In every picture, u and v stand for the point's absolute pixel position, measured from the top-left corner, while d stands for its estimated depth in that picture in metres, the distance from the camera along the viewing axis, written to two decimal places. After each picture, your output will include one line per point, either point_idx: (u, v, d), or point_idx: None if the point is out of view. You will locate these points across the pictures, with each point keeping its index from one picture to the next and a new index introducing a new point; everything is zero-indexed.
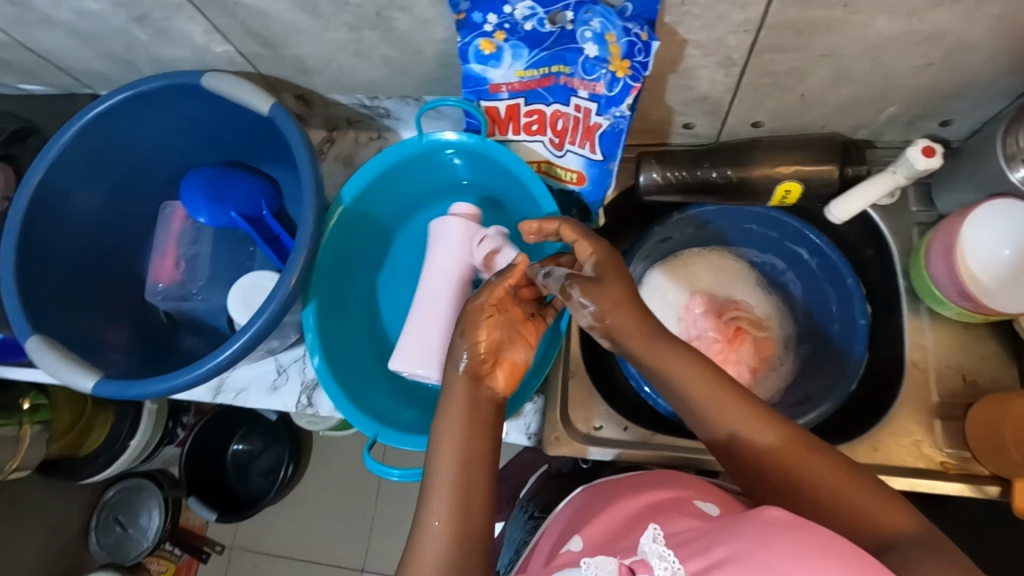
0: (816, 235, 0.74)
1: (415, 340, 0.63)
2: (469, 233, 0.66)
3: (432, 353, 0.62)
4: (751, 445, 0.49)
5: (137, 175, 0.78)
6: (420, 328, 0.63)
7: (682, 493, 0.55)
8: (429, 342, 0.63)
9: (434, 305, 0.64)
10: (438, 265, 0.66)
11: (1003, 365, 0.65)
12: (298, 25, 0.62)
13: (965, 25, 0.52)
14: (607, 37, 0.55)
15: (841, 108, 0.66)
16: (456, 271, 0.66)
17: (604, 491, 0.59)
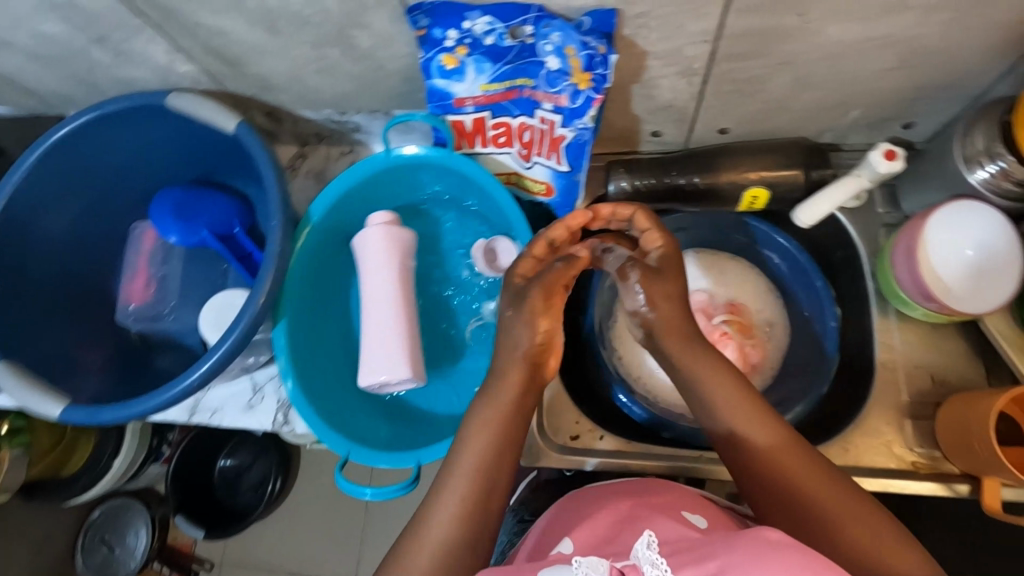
0: (783, 238, 0.75)
1: (374, 349, 0.63)
2: (391, 237, 0.65)
3: (397, 359, 0.62)
4: (753, 444, 0.52)
5: (108, 195, 0.77)
6: (377, 336, 0.63)
7: (672, 501, 0.56)
8: (391, 349, 0.62)
9: (384, 311, 0.64)
10: (371, 274, 0.65)
11: (971, 362, 0.66)
12: (260, 44, 0.62)
13: (915, 31, 0.53)
14: (567, 50, 0.55)
15: (803, 113, 0.67)
16: (389, 277, 0.65)
17: (594, 495, 0.60)
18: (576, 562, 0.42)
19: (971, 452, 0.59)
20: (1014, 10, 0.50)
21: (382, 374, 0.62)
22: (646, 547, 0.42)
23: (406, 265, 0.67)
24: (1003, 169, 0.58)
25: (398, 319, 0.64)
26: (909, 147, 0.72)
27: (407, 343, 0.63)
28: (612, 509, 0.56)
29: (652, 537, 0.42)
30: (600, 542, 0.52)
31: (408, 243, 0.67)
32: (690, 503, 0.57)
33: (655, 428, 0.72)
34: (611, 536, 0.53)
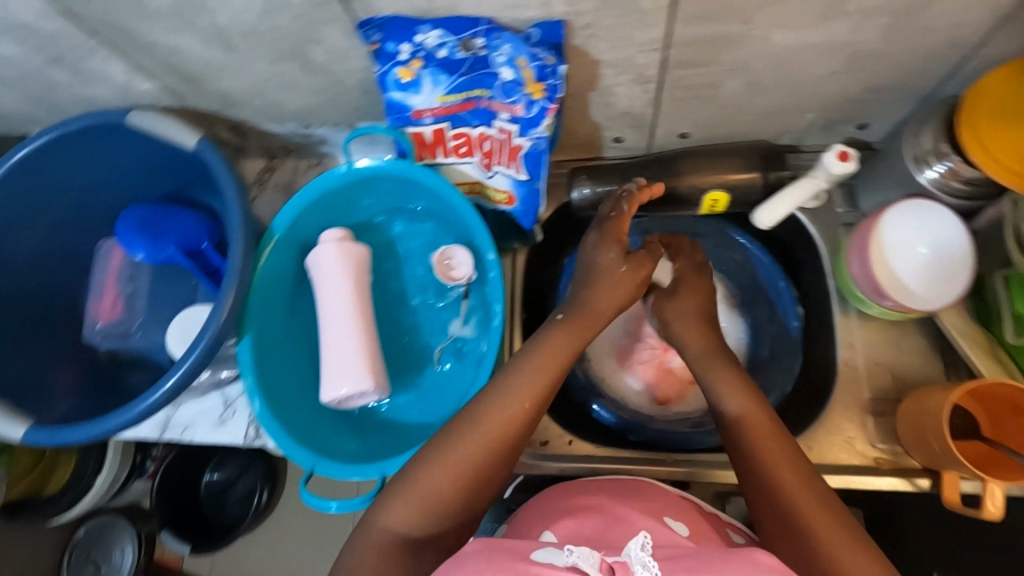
0: (745, 239, 0.79)
1: (334, 364, 0.64)
2: (343, 250, 0.67)
3: (357, 372, 0.63)
4: (738, 420, 0.56)
5: (74, 213, 0.77)
6: (336, 350, 0.64)
7: (656, 507, 0.57)
8: (351, 363, 0.63)
9: (342, 323, 0.65)
10: (327, 290, 0.66)
11: (929, 357, 0.67)
12: (216, 61, 0.63)
13: (857, 36, 0.54)
14: (518, 61, 0.56)
15: (759, 117, 0.68)
16: (344, 290, 0.66)
17: (574, 485, 0.60)
18: (569, 550, 0.44)
19: (928, 447, 0.60)
20: (952, 15, 0.51)
21: (345, 387, 0.63)
22: (639, 548, 0.44)
23: (360, 279, 0.67)
24: (952, 168, 0.60)
25: (355, 333, 0.65)
26: (867, 147, 0.73)
27: (366, 356, 0.64)
28: (593, 501, 0.57)
29: (647, 539, 0.44)
30: (584, 534, 0.53)
31: (362, 258, 0.68)
32: (672, 506, 0.58)
33: (622, 431, 0.73)
34: (597, 529, 0.53)
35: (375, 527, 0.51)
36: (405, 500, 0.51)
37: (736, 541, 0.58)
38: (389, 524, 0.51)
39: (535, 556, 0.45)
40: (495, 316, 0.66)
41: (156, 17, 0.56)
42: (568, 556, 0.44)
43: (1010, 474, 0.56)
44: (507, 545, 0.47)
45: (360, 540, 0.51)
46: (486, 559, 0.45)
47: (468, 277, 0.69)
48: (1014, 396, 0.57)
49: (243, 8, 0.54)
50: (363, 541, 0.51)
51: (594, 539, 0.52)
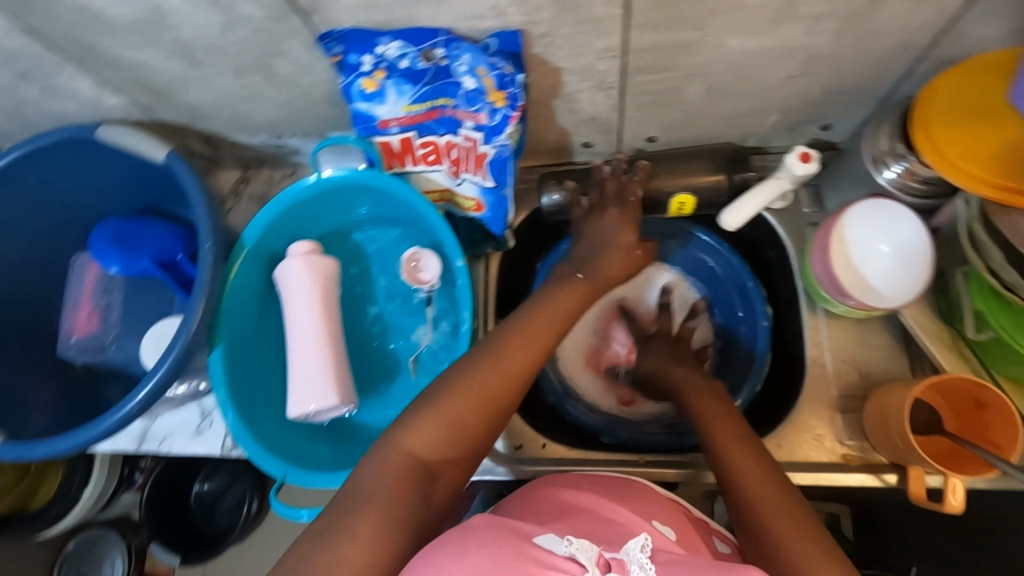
0: (708, 235, 0.80)
1: (302, 377, 0.64)
2: (312, 265, 0.67)
3: (325, 386, 0.63)
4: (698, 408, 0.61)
5: (46, 228, 0.77)
6: (303, 364, 0.64)
7: (650, 509, 0.53)
8: (318, 379, 0.64)
9: (311, 336, 0.65)
10: (294, 304, 0.66)
11: (895, 353, 0.68)
12: (183, 74, 0.64)
13: (810, 40, 0.55)
14: (478, 71, 0.57)
15: (723, 119, 0.69)
16: (314, 303, 0.66)
17: (564, 478, 0.57)
18: (569, 539, 0.43)
19: (892, 442, 0.61)
20: (899, 19, 0.52)
21: (311, 403, 0.63)
22: (638, 548, 0.43)
23: (328, 294, 0.68)
24: (908, 168, 0.61)
25: (321, 348, 0.65)
26: (831, 147, 0.74)
27: (333, 371, 0.65)
28: (580, 498, 0.52)
29: (647, 541, 0.44)
30: (575, 529, 0.48)
31: (329, 271, 0.69)
32: (666, 512, 0.54)
33: (595, 433, 0.75)
34: (588, 525, 0.48)
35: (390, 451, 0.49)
36: (423, 430, 0.49)
37: (721, 550, 0.55)
38: (411, 447, 0.49)
39: (537, 539, 0.44)
40: (464, 322, 0.67)
41: (120, 33, 0.57)
42: (565, 546, 0.43)
43: (972, 467, 0.57)
44: (512, 526, 0.45)
45: (378, 457, 0.48)
46: (491, 532, 0.43)
47: (431, 281, 0.70)
48: (974, 390, 0.58)
49: (205, 22, 0.55)
50: (380, 459, 0.48)
51: (587, 534, 0.47)
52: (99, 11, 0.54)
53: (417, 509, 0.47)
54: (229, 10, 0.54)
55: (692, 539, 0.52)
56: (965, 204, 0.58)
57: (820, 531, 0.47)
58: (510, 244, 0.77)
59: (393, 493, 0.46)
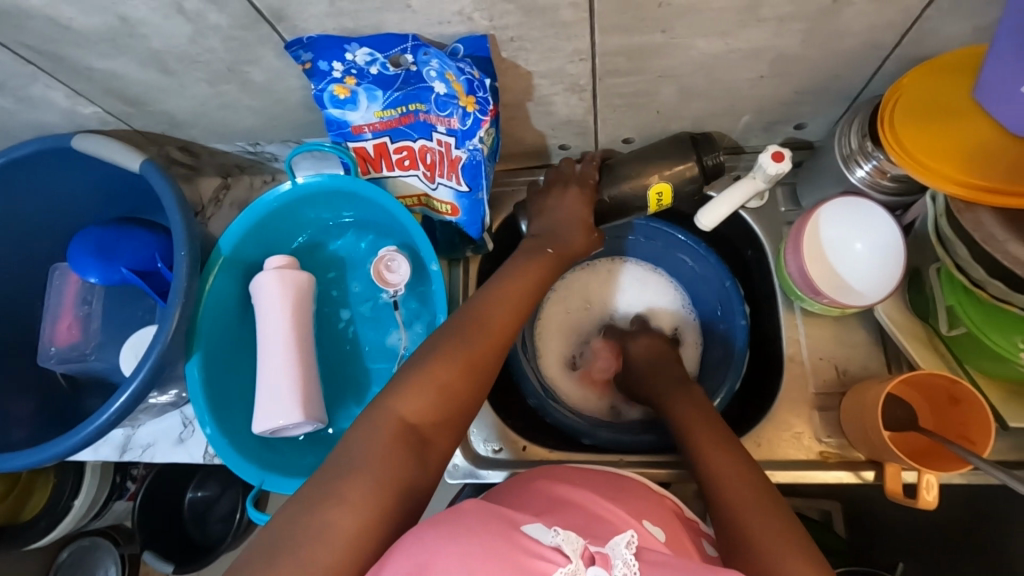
0: (683, 235, 0.79)
1: (271, 394, 0.64)
2: (285, 280, 0.67)
3: (293, 403, 0.64)
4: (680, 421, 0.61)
5: (24, 239, 0.77)
6: (271, 381, 0.65)
7: (637, 508, 0.53)
8: (289, 392, 0.64)
9: (284, 349, 0.66)
10: (266, 321, 0.67)
11: (872, 350, 0.69)
12: (156, 84, 0.64)
13: (776, 40, 0.55)
14: (447, 76, 0.56)
15: (697, 120, 0.69)
16: (286, 315, 0.67)
17: (559, 474, 0.56)
18: (556, 529, 0.41)
19: (868, 439, 0.61)
20: (863, 18, 0.53)
21: (276, 421, 0.63)
22: (624, 544, 0.42)
23: (301, 310, 0.68)
24: (878, 166, 0.61)
25: (291, 366, 0.65)
26: (807, 146, 0.74)
27: (302, 389, 0.65)
28: (573, 494, 0.52)
29: (633, 537, 0.42)
30: (568, 522, 0.47)
31: (303, 285, 0.69)
32: (653, 512, 0.54)
33: (575, 434, 0.75)
34: (579, 520, 0.48)
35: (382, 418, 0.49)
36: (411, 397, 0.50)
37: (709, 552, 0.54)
38: (403, 412, 0.49)
39: (526, 528, 0.43)
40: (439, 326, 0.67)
41: (89, 43, 0.57)
42: (552, 537, 0.41)
43: (947, 463, 0.57)
44: (503, 515, 0.44)
45: (365, 423, 0.48)
46: (483, 520, 0.42)
47: (399, 285, 0.70)
48: (947, 386, 0.58)
49: (173, 31, 0.55)
50: (369, 424, 0.48)
51: (577, 529, 0.47)
52: (68, 21, 0.54)
53: (406, 472, 0.46)
54: (197, 19, 0.54)
55: (678, 538, 0.52)
56: (931, 201, 0.58)
57: (801, 532, 0.47)
58: (490, 247, 0.77)
59: (383, 456, 0.46)
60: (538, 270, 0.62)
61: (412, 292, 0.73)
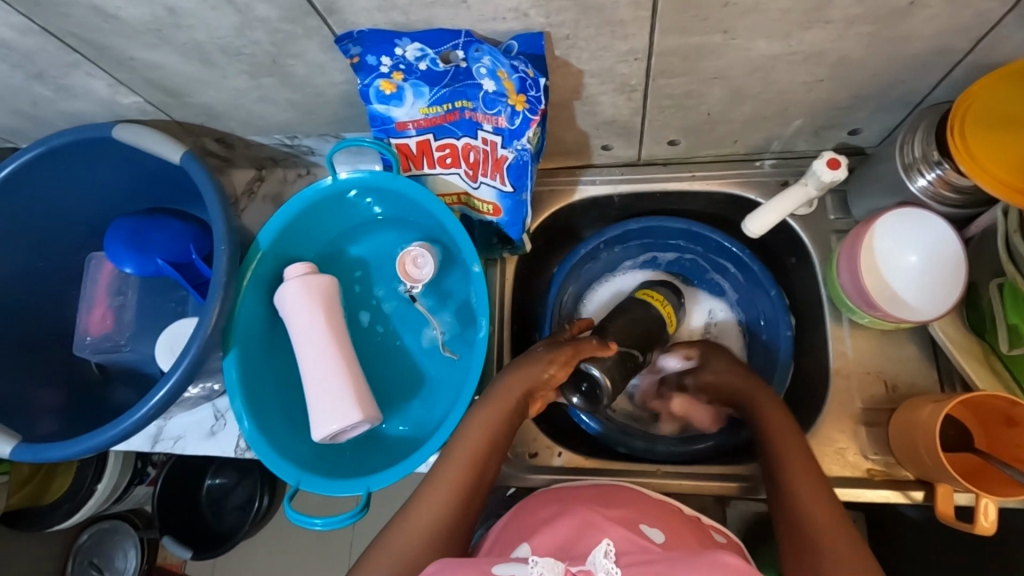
0: (737, 249, 0.77)
1: (323, 398, 0.63)
2: (309, 286, 0.66)
3: (342, 404, 0.63)
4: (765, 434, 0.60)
5: (62, 226, 0.77)
6: (318, 385, 0.64)
7: (631, 514, 0.54)
8: (337, 395, 0.63)
9: (319, 355, 0.65)
10: (301, 328, 0.66)
11: (922, 365, 0.66)
12: (198, 75, 0.63)
13: (842, 43, 0.53)
14: (498, 73, 0.55)
15: (748, 124, 0.67)
16: (318, 329, 0.66)
17: (551, 495, 0.59)
18: (534, 560, 0.43)
19: (918, 458, 0.59)
20: (935, 24, 0.50)
21: (333, 424, 0.62)
22: (602, 555, 0.44)
23: (332, 312, 0.67)
24: (942, 176, 0.59)
25: (334, 367, 0.64)
26: (859, 152, 0.71)
27: (352, 388, 0.64)
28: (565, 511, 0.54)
29: (609, 546, 0.44)
30: (555, 544, 0.50)
31: (328, 290, 0.68)
32: (648, 514, 0.55)
33: (612, 443, 0.74)
34: (568, 537, 0.50)
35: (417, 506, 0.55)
36: (438, 486, 0.56)
37: (717, 540, 0.56)
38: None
39: (497, 569, 0.46)
40: (479, 329, 0.65)
41: (134, 33, 0.57)
42: (530, 568, 0.43)
43: (1002, 488, 0.55)
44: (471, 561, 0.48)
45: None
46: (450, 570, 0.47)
47: (419, 280, 0.69)
48: (1006, 408, 0.56)
49: (219, 23, 0.55)
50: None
51: (564, 546, 0.49)
52: (114, 10, 0.54)
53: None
54: (245, 11, 0.53)
55: (684, 537, 0.53)
56: (1002, 215, 0.55)
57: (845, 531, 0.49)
58: (526, 249, 0.76)
59: None
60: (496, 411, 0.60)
61: (432, 287, 0.74)
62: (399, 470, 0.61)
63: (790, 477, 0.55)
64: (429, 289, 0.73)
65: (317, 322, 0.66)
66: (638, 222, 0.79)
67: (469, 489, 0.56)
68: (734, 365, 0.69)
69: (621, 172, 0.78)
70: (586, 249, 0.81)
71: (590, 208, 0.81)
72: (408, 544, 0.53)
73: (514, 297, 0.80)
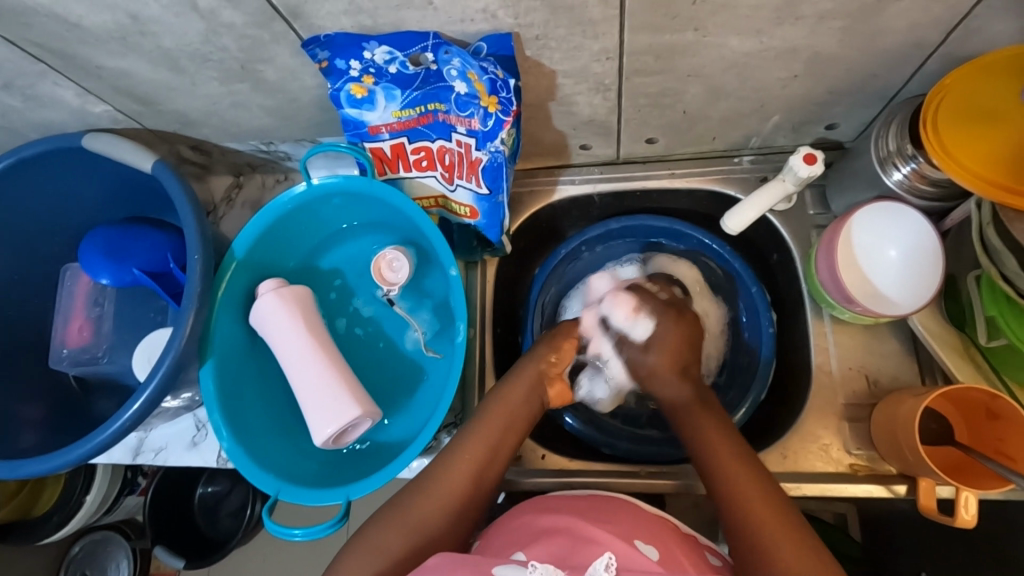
0: (719, 247, 0.77)
1: (318, 400, 0.62)
2: (285, 297, 0.66)
3: (334, 405, 0.61)
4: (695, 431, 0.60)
5: (36, 238, 0.75)
6: (310, 388, 0.63)
7: (626, 529, 0.54)
8: (327, 400, 0.62)
9: (306, 362, 0.64)
10: (284, 338, 0.65)
11: (904, 360, 0.66)
12: (168, 82, 0.62)
13: (814, 38, 0.53)
14: (469, 75, 0.55)
15: (725, 121, 0.67)
16: (300, 337, 0.65)
17: (543, 503, 0.59)
18: (533, 566, 0.45)
19: (901, 453, 0.59)
20: (906, 17, 0.50)
21: (333, 425, 0.61)
22: (602, 568, 0.46)
23: (311, 318, 0.67)
24: (916, 169, 0.59)
25: (323, 367, 0.63)
26: (837, 147, 0.71)
27: (344, 385, 0.63)
28: (558, 522, 0.54)
29: (611, 560, 0.46)
30: (550, 554, 0.50)
31: (304, 300, 0.67)
32: (642, 529, 0.54)
33: (596, 444, 0.74)
34: (563, 549, 0.50)
35: (411, 512, 0.54)
36: (432, 488, 0.56)
37: (710, 562, 0.55)
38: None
39: (497, 571, 0.46)
40: (458, 334, 0.65)
41: (98, 42, 0.56)
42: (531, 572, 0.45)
43: (989, 481, 0.55)
44: (469, 560, 0.48)
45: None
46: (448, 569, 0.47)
47: (396, 283, 0.69)
48: (986, 400, 0.56)
49: (185, 29, 0.54)
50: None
51: (560, 557, 0.49)
52: (76, 19, 0.53)
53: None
54: (210, 17, 0.52)
55: (677, 557, 0.52)
56: (976, 206, 0.55)
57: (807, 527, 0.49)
58: (508, 250, 0.75)
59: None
60: (488, 420, 0.60)
61: (410, 289, 0.74)
62: (379, 478, 0.60)
63: (727, 473, 0.54)
64: (406, 291, 0.73)
65: (303, 330, 0.65)
66: (618, 221, 0.79)
67: (465, 493, 0.56)
68: (683, 355, 0.66)
69: (600, 171, 0.77)
70: (567, 248, 0.81)
71: (572, 207, 0.81)
72: (395, 541, 0.52)
73: (496, 299, 0.79)
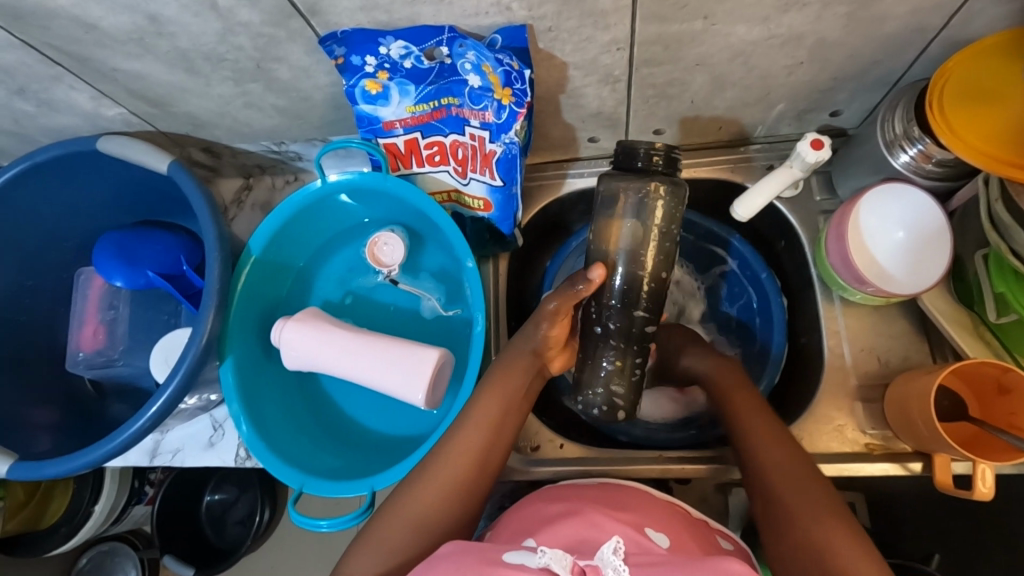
0: (741, 243, 0.79)
1: (387, 377, 0.63)
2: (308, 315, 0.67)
3: (407, 378, 0.62)
4: (786, 507, 0.50)
5: (48, 243, 0.76)
6: (378, 369, 0.63)
7: (639, 517, 0.55)
8: (399, 377, 0.62)
9: (354, 356, 0.64)
10: (326, 342, 0.65)
11: (914, 340, 0.68)
12: (182, 84, 0.63)
13: (818, 25, 0.54)
14: (484, 67, 0.56)
15: (731, 109, 0.68)
16: (345, 336, 0.65)
17: (558, 491, 0.60)
18: (541, 551, 0.44)
19: (915, 430, 0.60)
20: (908, 3, 0.51)
21: (421, 390, 0.61)
22: (611, 551, 0.44)
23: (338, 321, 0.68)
24: (923, 151, 0.60)
25: (373, 348, 0.64)
26: (842, 133, 0.72)
27: (402, 352, 0.63)
28: (577, 508, 0.55)
29: (619, 543, 0.44)
30: (561, 542, 0.50)
31: (319, 314, 0.68)
32: (653, 517, 0.55)
33: (613, 432, 0.76)
34: (581, 534, 0.51)
35: (419, 488, 0.55)
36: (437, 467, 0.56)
37: (723, 547, 0.57)
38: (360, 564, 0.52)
39: (506, 557, 0.46)
40: (476, 323, 0.66)
41: (114, 43, 0.57)
42: (540, 557, 0.44)
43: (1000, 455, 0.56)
44: (481, 548, 0.48)
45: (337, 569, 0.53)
46: (456, 558, 0.47)
47: (392, 266, 0.71)
48: (997, 374, 0.57)
49: (202, 29, 0.54)
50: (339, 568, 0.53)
51: (576, 545, 0.50)
52: (94, 20, 0.53)
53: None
54: (227, 16, 0.53)
55: (684, 541, 0.53)
56: (984, 184, 0.56)
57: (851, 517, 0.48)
58: (518, 243, 0.76)
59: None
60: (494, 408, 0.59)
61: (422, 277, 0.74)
62: (402, 468, 0.61)
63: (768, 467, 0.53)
64: (406, 268, 0.74)
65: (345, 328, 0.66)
66: None
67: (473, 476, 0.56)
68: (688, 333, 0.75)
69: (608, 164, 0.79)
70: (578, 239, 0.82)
71: (580, 201, 0.82)
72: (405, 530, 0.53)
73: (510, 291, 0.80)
